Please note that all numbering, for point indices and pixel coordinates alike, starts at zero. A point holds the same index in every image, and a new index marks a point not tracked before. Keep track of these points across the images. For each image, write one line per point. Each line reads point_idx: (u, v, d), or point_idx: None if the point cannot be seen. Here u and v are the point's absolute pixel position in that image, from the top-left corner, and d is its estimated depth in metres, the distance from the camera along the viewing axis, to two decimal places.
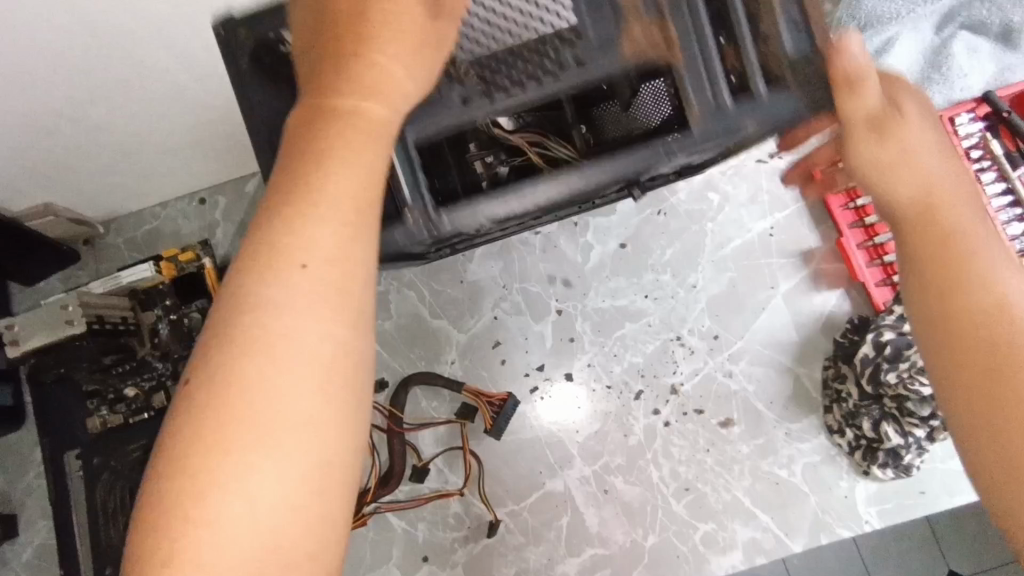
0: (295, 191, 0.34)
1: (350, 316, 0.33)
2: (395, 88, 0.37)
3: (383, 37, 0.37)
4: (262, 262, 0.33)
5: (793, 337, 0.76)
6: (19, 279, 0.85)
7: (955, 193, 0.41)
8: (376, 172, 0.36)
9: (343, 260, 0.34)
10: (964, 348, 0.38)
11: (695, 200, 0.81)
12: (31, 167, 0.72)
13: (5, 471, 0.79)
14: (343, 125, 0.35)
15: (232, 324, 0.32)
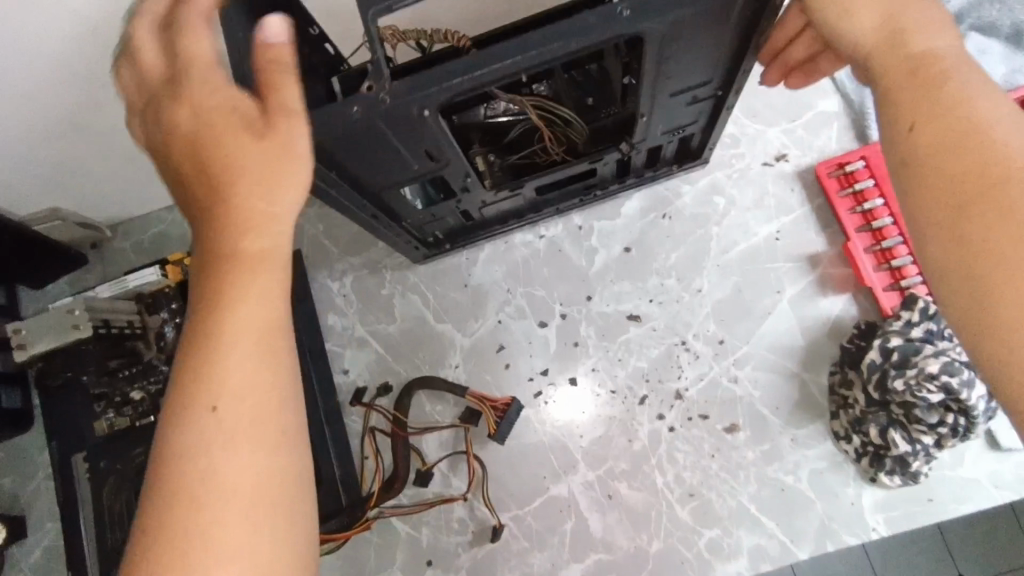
0: (201, 348, 0.40)
1: (266, 441, 0.40)
2: (269, 215, 0.43)
3: (247, 174, 0.43)
4: (182, 412, 0.39)
5: (799, 341, 0.75)
6: (26, 283, 0.86)
7: (928, 25, 0.42)
8: (270, 305, 0.42)
9: (250, 393, 0.40)
10: (959, 195, 0.37)
11: (701, 204, 0.81)
12: (37, 170, 0.73)
13: (14, 473, 0.80)
14: (236, 274, 0.42)
15: (166, 472, 0.39)
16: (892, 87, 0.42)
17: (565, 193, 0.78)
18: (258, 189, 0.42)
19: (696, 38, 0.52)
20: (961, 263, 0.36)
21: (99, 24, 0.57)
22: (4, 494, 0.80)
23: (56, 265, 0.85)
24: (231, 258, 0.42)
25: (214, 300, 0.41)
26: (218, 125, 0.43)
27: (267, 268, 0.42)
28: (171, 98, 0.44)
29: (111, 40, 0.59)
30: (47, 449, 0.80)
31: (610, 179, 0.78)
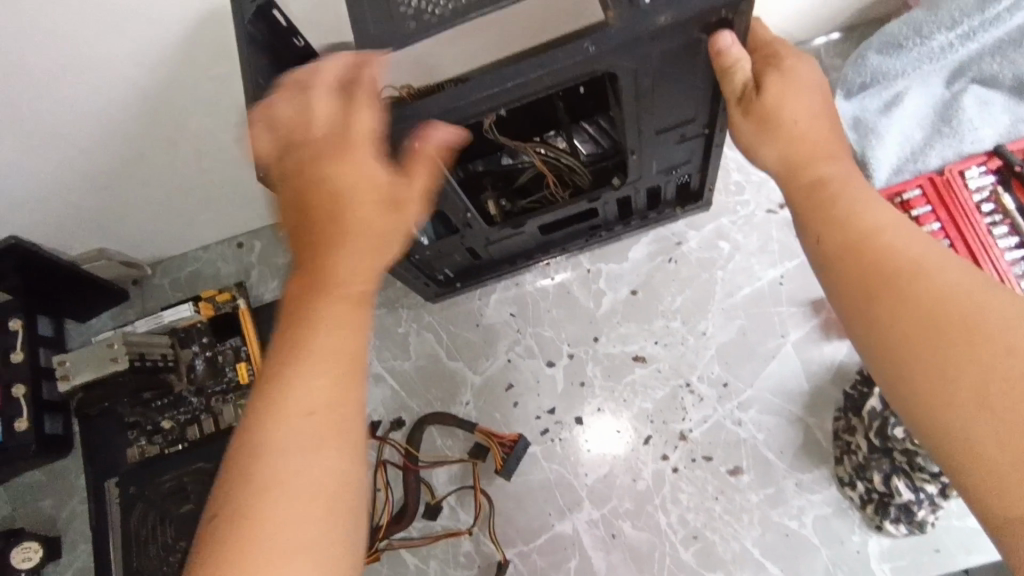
0: (296, 356, 0.41)
1: (345, 447, 0.39)
2: (381, 254, 0.46)
3: (369, 213, 0.45)
4: (270, 410, 0.39)
5: (803, 386, 0.76)
6: (74, 315, 0.93)
7: (828, 152, 0.45)
8: (362, 329, 0.43)
9: (337, 400, 0.40)
10: (878, 307, 0.37)
11: (707, 248, 0.83)
12: (86, 216, 0.80)
13: (53, 496, 0.86)
14: (341, 299, 0.43)
15: (251, 468, 0.38)
16: (807, 213, 0.43)
17: (566, 235, 0.81)
18: (364, 227, 0.45)
19: (669, 78, 0.53)
20: (881, 352, 0.36)
21: (147, 87, 0.63)
22: (43, 515, 0.85)
23: (101, 300, 0.91)
24: (337, 287, 0.43)
25: (313, 310, 0.42)
26: (363, 169, 0.45)
27: (364, 294, 0.44)
28: (309, 139, 0.47)
29: (157, 100, 0.65)
30: (83, 474, 0.85)
31: (613, 220, 0.80)
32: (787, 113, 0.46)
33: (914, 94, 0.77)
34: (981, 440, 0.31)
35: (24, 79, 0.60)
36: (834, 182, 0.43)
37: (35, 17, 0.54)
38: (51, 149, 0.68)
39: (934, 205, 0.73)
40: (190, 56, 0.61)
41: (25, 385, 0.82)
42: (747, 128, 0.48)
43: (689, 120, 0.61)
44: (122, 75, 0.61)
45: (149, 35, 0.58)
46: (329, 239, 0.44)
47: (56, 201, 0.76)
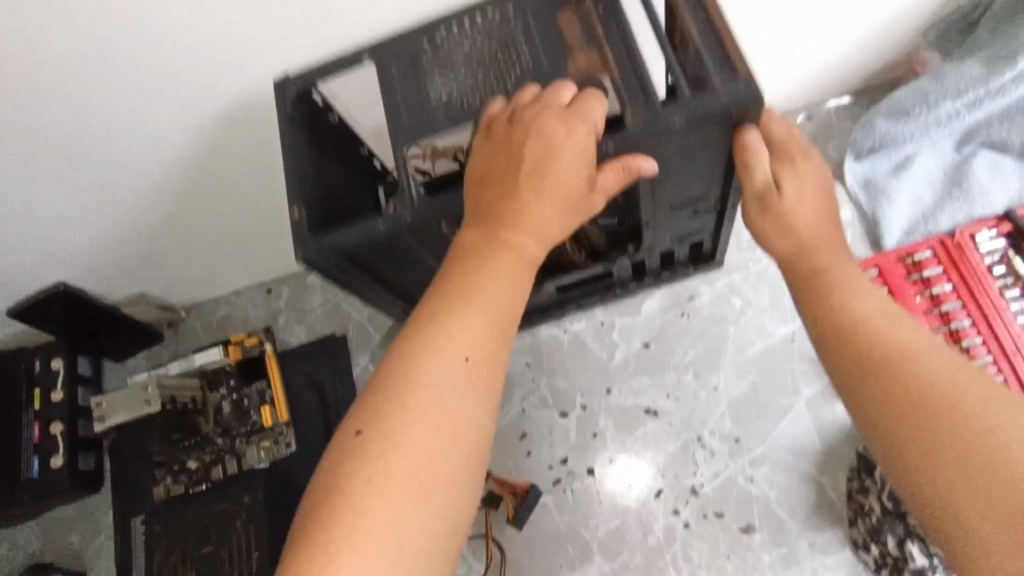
0: (466, 303, 0.42)
1: (489, 399, 0.41)
2: (555, 228, 0.45)
3: (553, 186, 0.45)
4: (434, 346, 0.41)
5: (816, 444, 0.76)
6: (112, 356, 0.97)
7: (827, 241, 0.49)
8: (522, 295, 0.44)
9: (491, 352, 0.42)
10: (872, 373, 0.40)
11: (719, 303, 0.84)
12: (128, 263, 0.85)
13: (82, 530, 0.89)
14: (512, 259, 0.44)
15: (410, 394, 0.40)
16: (812, 299, 0.47)
17: (582, 290, 0.83)
18: (557, 209, 0.45)
19: (680, 166, 0.55)
20: (875, 413, 0.39)
21: (191, 149, 0.69)
22: (72, 549, 0.88)
23: (138, 341, 0.96)
24: (507, 245, 0.44)
25: (489, 264, 0.43)
26: (576, 153, 0.45)
27: (532, 262, 0.45)
28: (531, 109, 0.47)
29: (199, 161, 0.70)
30: (111, 510, 0.88)
31: (629, 278, 0.83)
32: (795, 211, 0.49)
33: (924, 156, 0.79)
34: (959, 489, 0.34)
35: (82, 142, 0.66)
36: (833, 273, 0.47)
37: (97, 89, 0.60)
38: (100, 203, 0.74)
39: (945, 266, 0.74)
40: (231, 123, 0.66)
41: (61, 423, 0.86)
42: (762, 221, 0.51)
43: (703, 196, 0.63)
44: (170, 139, 0.67)
45: (195, 105, 0.63)
46: (516, 197, 0.45)
47: (103, 250, 0.82)
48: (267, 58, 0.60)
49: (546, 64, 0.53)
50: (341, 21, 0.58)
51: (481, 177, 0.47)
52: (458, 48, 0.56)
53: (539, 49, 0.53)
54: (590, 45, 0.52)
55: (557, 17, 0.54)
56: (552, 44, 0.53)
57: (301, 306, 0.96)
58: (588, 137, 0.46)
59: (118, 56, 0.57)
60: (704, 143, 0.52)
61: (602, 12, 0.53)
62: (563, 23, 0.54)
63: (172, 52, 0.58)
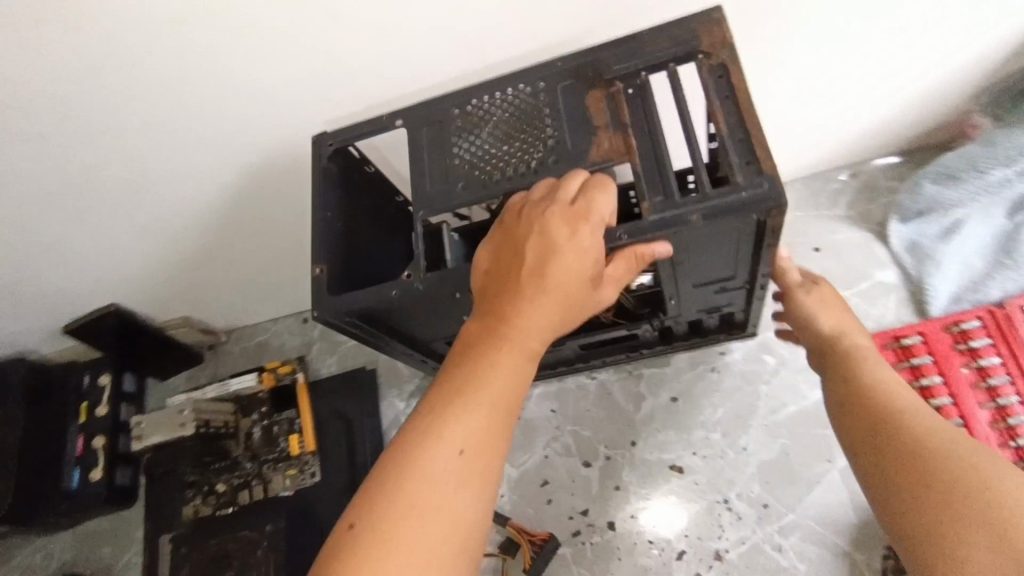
0: (468, 395, 0.44)
1: (483, 493, 0.42)
2: (555, 325, 0.47)
3: (553, 281, 0.46)
4: (431, 437, 0.42)
5: (851, 516, 0.73)
6: (154, 374, 1.02)
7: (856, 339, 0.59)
8: (521, 390, 0.46)
9: (486, 446, 0.43)
10: (878, 428, 0.49)
11: (751, 360, 0.82)
12: (176, 289, 0.89)
13: (112, 544, 0.92)
14: (511, 353, 0.45)
15: (404, 485, 0.41)
16: (831, 367, 0.58)
17: (604, 351, 0.82)
18: (556, 305, 0.46)
19: (704, 252, 0.54)
20: (879, 455, 0.48)
21: (240, 189, 0.72)
22: (101, 562, 0.91)
23: (179, 362, 1.00)
24: (507, 340, 0.46)
25: (490, 359, 0.45)
26: (580, 248, 0.47)
27: (532, 357, 0.47)
28: (535, 205, 0.49)
29: (247, 200, 0.74)
30: (142, 526, 0.91)
31: (654, 343, 0.81)
32: (830, 301, 0.62)
33: (974, 224, 0.76)
34: (948, 510, 0.41)
35: (139, 179, 0.69)
36: (856, 351, 0.58)
37: (157, 133, 0.64)
38: (154, 234, 0.78)
39: (994, 338, 0.73)
40: (278, 165, 0.69)
41: (103, 437, 0.90)
42: (810, 299, 0.62)
43: (729, 275, 0.61)
44: (221, 178, 0.70)
45: (246, 148, 0.66)
46: (518, 291, 0.47)
47: (153, 277, 0.86)
48: (315, 109, 0.63)
49: (568, 143, 0.54)
50: (387, 76, 0.61)
51: (487, 273, 0.49)
52: (491, 115, 0.57)
53: (565, 128, 0.54)
54: (613, 128, 0.53)
55: (584, 96, 0.55)
56: (577, 121, 0.54)
57: (335, 337, 0.98)
58: (594, 234, 0.47)
59: (179, 104, 0.61)
60: (723, 234, 0.51)
61: (630, 96, 0.54)
62: (591, 101, 0.55)
63: (227, 101, 0.61)
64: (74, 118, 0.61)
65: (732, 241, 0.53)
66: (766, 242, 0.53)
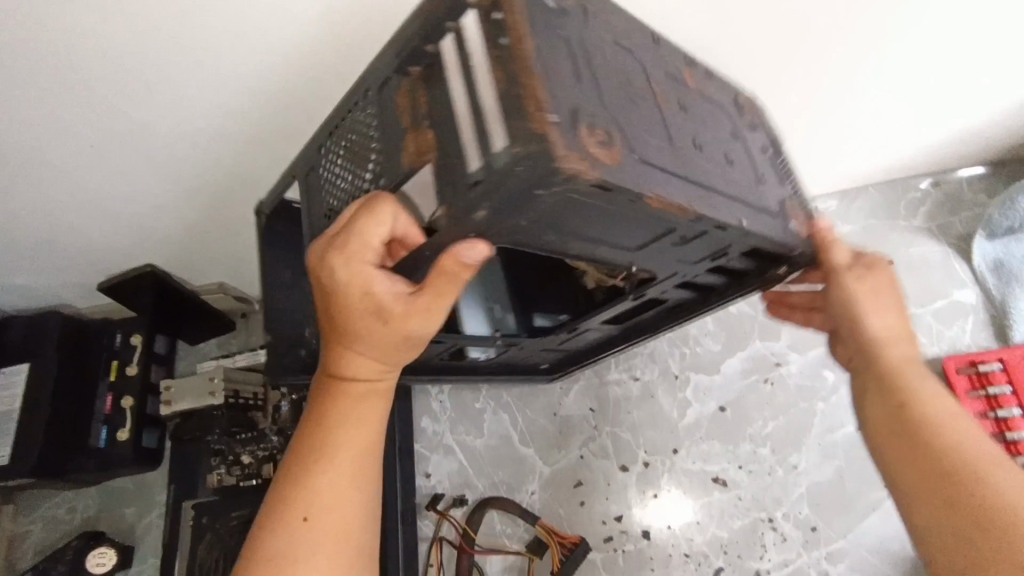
0: (309, 467, 0.47)
1: (341, 549, 0.46)
2: (381, 365, 0.47)
3: (358, 328, 0.45)
4: (281, 515, 0.46)
5: (907, 551, 0.68)
6: (186, 338, 1.00)
7: (898, 339, 0.50)
8: (371, 435, 0.49)
9: (335, 504, 0.47)
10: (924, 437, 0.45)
11: (810, 374, 0.77)
12: (210, 255, 0.87)
13: (136, 504, 0.91)
14: (349, 409, 0.47)
15: (260, 565, 0.45)
16: (875, 389, 0.50)
17: (593, 343, 0.74)
18: (376, 352, 0.46)
19: (604, 219, 0.39)
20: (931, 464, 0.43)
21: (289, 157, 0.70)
22: (123, 522, 0.91)
23: (211, 328, 0.98)
24: (340, 399, 0.47)
25: (328, 422, 0.47)
26: (358, 287, 0.43)
27: (372, 402, 0.48)
28: (318, 248, 0.45)
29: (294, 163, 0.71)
30: (165, 490, 0.91)
31: (643, 320, 0.66)
32: (887, 304, 0.51)
33: None
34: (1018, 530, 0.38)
35: (183, 135, 0.65)
36: (904, 373, 0.48)
37: (212, 95, 0.60)
38: (198, 195, 0.75)
39: None
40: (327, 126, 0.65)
41: (133, 399, 0.89)
42: (857, 287, 0.51)
43: (676, 230, 0.42)
44: (267, 140, 0.66)
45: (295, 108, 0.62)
46: (334, 346, 0.46)
47: (188, 238, 0.83)
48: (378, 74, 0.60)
49: (386, 155, 0.44)
50: None
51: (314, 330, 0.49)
52: (353, 119, 0.49)
53: (385, 136, 0.44)
54: (418, 125, 0.41)
55: (395, 92, 0.43)
56: (390, 126, 0.43)
57: None
58: (360, 262, 0.43)
59: (233, 62, 0.57)
60: (569, 203, 0.36)
61: (423, 77, 0.42)
62: (400, 98, 0.43)
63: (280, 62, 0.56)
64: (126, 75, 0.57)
65: (611, 202, 0.37)
66: (624, 191, 0.35)
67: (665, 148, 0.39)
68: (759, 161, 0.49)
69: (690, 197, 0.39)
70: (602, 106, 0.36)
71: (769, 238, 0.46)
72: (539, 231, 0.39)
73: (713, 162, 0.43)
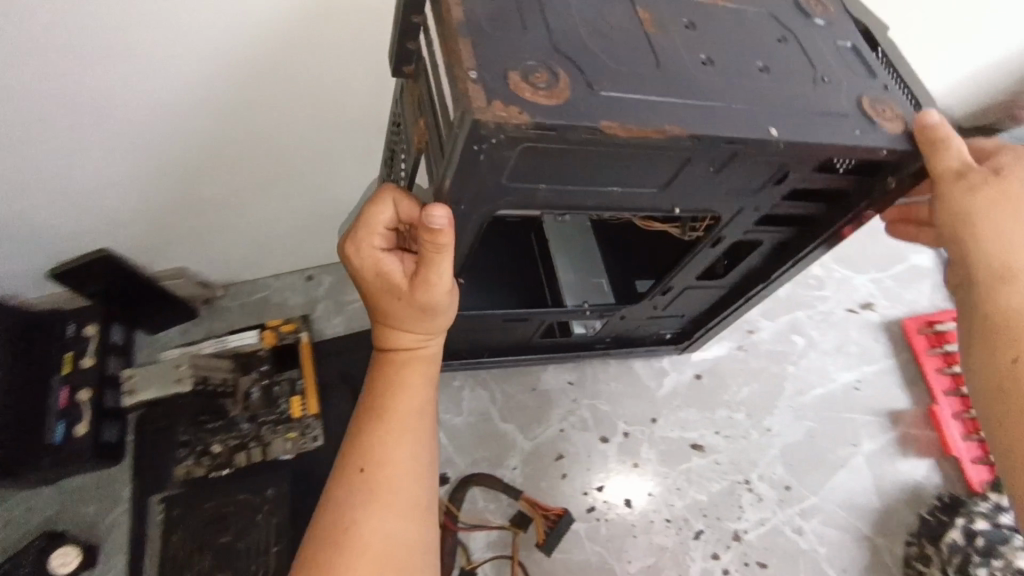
0: (368, 428, 0.53)
1: (398, 499, 0.51)
2: (421, 332, 0.54)
3: (386, 299, 0.52)
4: (345, 471, 0.52)
5: (874, 503, 0.72)
6: (144, 328, 0.95)
7: None
8: (423, 398, 0.55)
9: (390, 458, 0.52)
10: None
11: (780, 340, 0.80)
12: (174, 237, 0.83)
13: (96, 503, 0.87)
14: (399, 373, 0.54)
15: (329, 514, 0.51)
16: (984, 320, 0.51)
17: (704, 307, 0.73)
18: (408, 318, 0.52)
19: (603, 163, 0.44)
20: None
21: (263, 125, 0.68)
22: (83, 521, 0.86)
23: (172, 315, 0.94)
24: (392, 366, 0.55)
25: (381, 387, 0.54)
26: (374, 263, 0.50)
27: (419, 368, 0.55)
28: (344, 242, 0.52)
29: (267, 137, 0.70)
30: (129, 486, 0.87)
31: (750, 269, 0.65)
32: (1005, 229, 0.50)
33: None
34: None
35: (153, 104, 0.62)
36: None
37: (188, 48, 0.58)
38: (159, 170, 0.71)
39: None
40: (311, 87, 0.65)
41: (89, 391, 0.84)
42: (966, 204, 0.50)
43: (690, 159, 0.45)
44: (249, 111, 0.66)
45: (280, 66, 0.62)
46: (377, 321, 0.54)
47: (155, 220, 0.79)
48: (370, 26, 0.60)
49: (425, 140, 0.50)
50: None
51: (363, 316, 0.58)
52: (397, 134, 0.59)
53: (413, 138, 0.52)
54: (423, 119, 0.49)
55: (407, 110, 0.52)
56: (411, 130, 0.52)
57: (342, 297, 0.95)
58: (374, 244, 0.50)
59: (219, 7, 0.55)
60: (535, 156, 0.42)
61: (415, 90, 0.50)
62: (407, 114, 0.52)
63: (271, 24, 0.57)
64: (92, 27, 0.54)
65: (594, 144, 0.42)
66: (572, 127, 0.40)
67: (634, 86, 0.44)
68: (819, 65, 0.51)
69: (675, 121, 0.43)
70: (547, 65, 0.43)
71: (827, 148, 0.47)
72: (538, 173, 0.44)
73: (726, 80, 0.46)
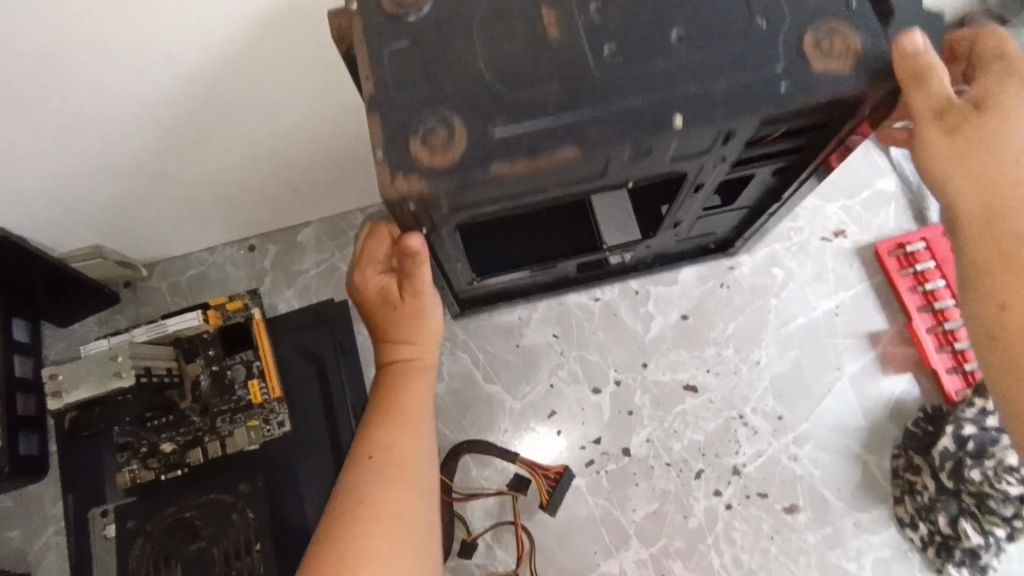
0: (371, 420, 0.54)
1: (405, 479, 0.50)
2: (418, 333, 0.56)
3: (383, 310, 0.56)
4: (352, 459, 0.52)
5: (861, 422, 0.74)
6: (52, 320, 0.81)
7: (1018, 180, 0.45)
8: (423, 394, 0.56)
9: (394, 442, 0.52)
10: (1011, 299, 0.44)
11: (760, 274, 0.80)
12: (87, 213, 0.70)
13: (26, 524, 0.76)
14: (398, 374, 0.56)
15: (340, 500, 0.49)
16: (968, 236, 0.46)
17: (737, 222, 0.71)
18: (404, 325, 0.56)
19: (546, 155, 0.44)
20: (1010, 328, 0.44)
21: (197, 76, 0.56)
22: (10, 548, 0.75)
23: (89, 303, 0.81)
24: (393, 368, 0.57)
25: (383, 386, 0.56)
26: (372, 283, 0.55)
27: (416, 368, 0.57)
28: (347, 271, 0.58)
29: (206, 95, 0.58)
30: (60, 501, 0.76)
31: (761, 193, 0.62)
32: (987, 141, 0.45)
33: None
34: None
35: (64, 59, 0.50)
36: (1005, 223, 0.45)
37: None
38: (67, 135, 0.58)
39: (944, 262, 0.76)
40: (281, 52, 0.55)
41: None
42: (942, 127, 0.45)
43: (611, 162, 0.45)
44: (184, 64, 0.54)
45: (241, 29, 0.52)
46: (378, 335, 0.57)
47: (64, 193, 0.66)
48: None
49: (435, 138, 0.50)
50: None
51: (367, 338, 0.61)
52: None
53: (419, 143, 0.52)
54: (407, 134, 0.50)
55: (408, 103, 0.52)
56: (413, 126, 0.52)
57: (290, 265, 0.85)
58: (374, 266, 0.55)
59: None
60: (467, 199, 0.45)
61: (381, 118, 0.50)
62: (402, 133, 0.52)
63: None
64: None
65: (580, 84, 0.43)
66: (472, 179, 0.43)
67: (622, 50, 0.45)
68: None
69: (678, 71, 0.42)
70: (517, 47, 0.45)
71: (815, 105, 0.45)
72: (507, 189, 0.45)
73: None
